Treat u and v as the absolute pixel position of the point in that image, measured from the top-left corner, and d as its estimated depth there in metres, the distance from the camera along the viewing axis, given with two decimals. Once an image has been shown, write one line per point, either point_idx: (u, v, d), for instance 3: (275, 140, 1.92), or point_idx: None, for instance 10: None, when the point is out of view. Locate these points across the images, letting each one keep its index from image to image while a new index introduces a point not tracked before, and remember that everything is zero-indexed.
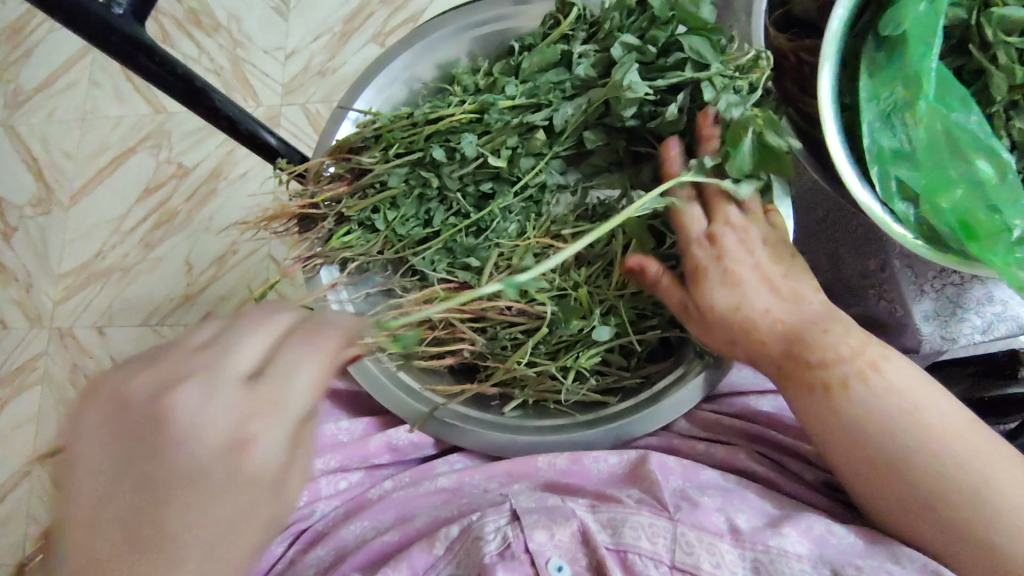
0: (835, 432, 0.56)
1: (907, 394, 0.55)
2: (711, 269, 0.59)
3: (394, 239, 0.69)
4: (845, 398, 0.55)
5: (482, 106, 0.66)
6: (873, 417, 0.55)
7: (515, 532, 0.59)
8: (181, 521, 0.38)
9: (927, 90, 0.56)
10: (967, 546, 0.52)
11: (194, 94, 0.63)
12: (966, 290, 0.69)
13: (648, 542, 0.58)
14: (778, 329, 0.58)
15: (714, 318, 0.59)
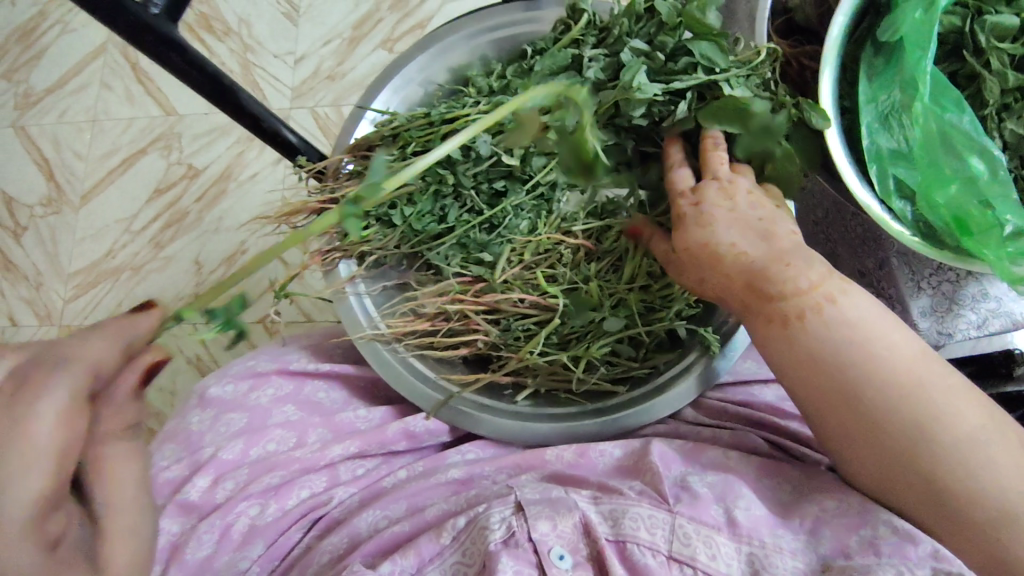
0: (799, 365, 0.57)
1: (871, 335, 0.55)
2: (690, 215, 0.58)
3: (410, 234, 0.71)
4: (809, 331, 0.56)
5: (496, 107, 0.69)
6: (828, 350, 0.55)
7: (519, 522, 0.60)
8: None
9: (923, 91, 0.58)
10: (914, 477, 0.54)
11: (221, 91, 0.66)
12: (960, 287, 0.72)
13: (647, 532, 0.59)
14: (749, 266, 0.57)
15: (690, 262, 0.59)
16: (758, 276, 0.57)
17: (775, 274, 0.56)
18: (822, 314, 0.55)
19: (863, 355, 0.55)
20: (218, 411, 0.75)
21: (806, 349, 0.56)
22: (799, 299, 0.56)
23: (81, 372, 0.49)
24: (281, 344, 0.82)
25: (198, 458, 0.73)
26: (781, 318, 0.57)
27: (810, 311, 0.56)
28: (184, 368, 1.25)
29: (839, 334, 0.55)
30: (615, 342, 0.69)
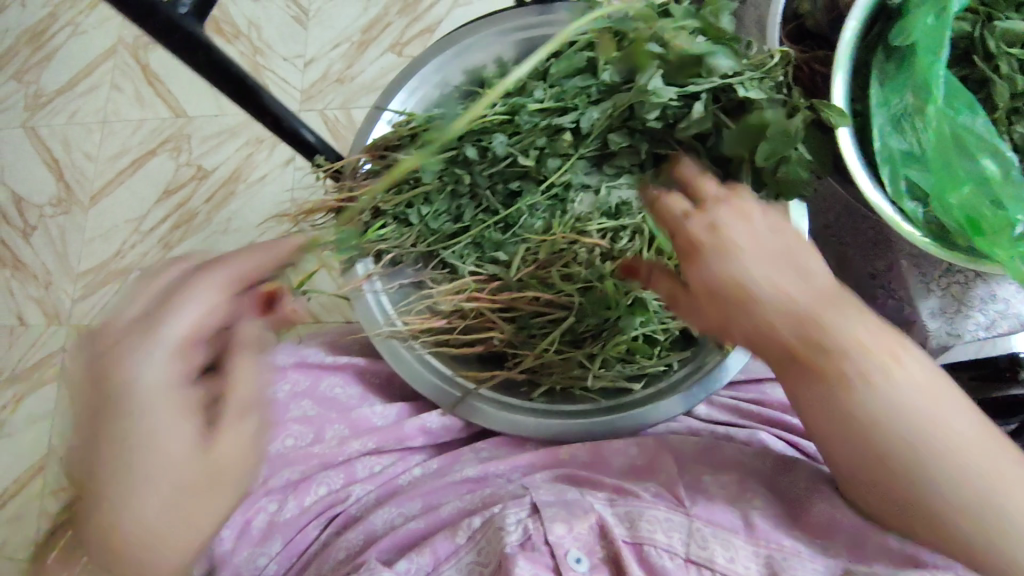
0: (833, 419, 0.52)
1: (918, 402, 0.51)
2: (710, 244, 0.48)
3: (427, 233, 0.73)
4: (853, 394, 0.51)
5: (513, 109, 0.71)
6: (878, 418, 0.51)
7: (535, 524, 0.61)
8: (138, 452, 0.48)
9: (936, 95, 0.60)
10: (940, 542, 0.52)
11: (244, 91, 0.67)
12: (971, 289, 0.73)
13: (664, 535, 0.60)
14: (791, 322, 0.49)
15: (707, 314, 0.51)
16: (802, 328, 0.49)
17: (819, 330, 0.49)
18: (867, 379, 0.51)
19: (907, 422, 0.51)
20: None
21: (846, 410, 0.51)
22: (844, 356, 0.50)
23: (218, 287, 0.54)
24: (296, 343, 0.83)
25: None
26: (825, 378, 0.51)
27: (855, 373, 0.50)
28: None
29: (884, 399, 0.51)
30: (630, 341, 0.69)
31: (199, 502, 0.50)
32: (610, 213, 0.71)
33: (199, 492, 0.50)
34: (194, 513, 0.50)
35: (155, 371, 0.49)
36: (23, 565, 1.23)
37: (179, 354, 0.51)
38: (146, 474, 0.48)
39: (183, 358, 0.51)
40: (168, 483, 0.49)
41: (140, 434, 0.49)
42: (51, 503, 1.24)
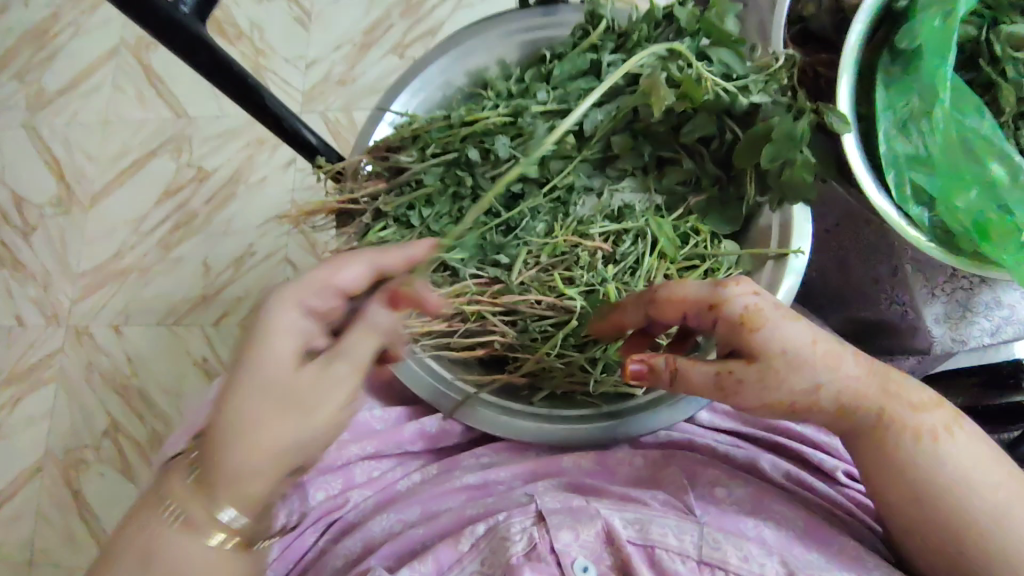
0: (890, 497, 0.59)
1: (973, 471, 0.56)
2: (754, 315, 0.56)
3: (428, 235, 0.72)
4: (905, 467, 0.57)
5: (516, 111, 0.70)
6: (920, 471, 0.57)
7: (541, 532, 0.61)
8: (270, 380, 0.52)
9: (943, 97, 0.60)
10: None
11: (245, 90, 0.67)
12: (974, 294, 0.72)
13: (674, 537, 0.60)
14: (845, 395, 0.58)
15: (770, 378, 0.56)
16: (853, 413, 0.58)
17: (874, 406, 0.58)
18: (920, 445, 0.57)
19: (959, 492, 0.56)
20: None
21: (904, 487, 0.58)
22: (902, 421, 0.58)
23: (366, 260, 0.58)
24: None
25: None
26: (879, 453, 0.58)
27: (910, 441, 0.57)
28: (191, 370, 1.26)
29: (938, 470, 0.57)
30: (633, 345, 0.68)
31: (279, 432, 0.52)
32: (612, 215, 0.70)
33: (283, 415, 0.52)
34: (269, 442, 0.51)
35: (291, 305, 0.54)
36: (19, 566, 1.22)
37: (312, 295, 0.56)
38: (253, 391, 0.52)
39: (315, 302, 0.56)
40: (265, 403, 0.51)
41: (266, 354, 0.53)
42: (48, 505, 1.24)
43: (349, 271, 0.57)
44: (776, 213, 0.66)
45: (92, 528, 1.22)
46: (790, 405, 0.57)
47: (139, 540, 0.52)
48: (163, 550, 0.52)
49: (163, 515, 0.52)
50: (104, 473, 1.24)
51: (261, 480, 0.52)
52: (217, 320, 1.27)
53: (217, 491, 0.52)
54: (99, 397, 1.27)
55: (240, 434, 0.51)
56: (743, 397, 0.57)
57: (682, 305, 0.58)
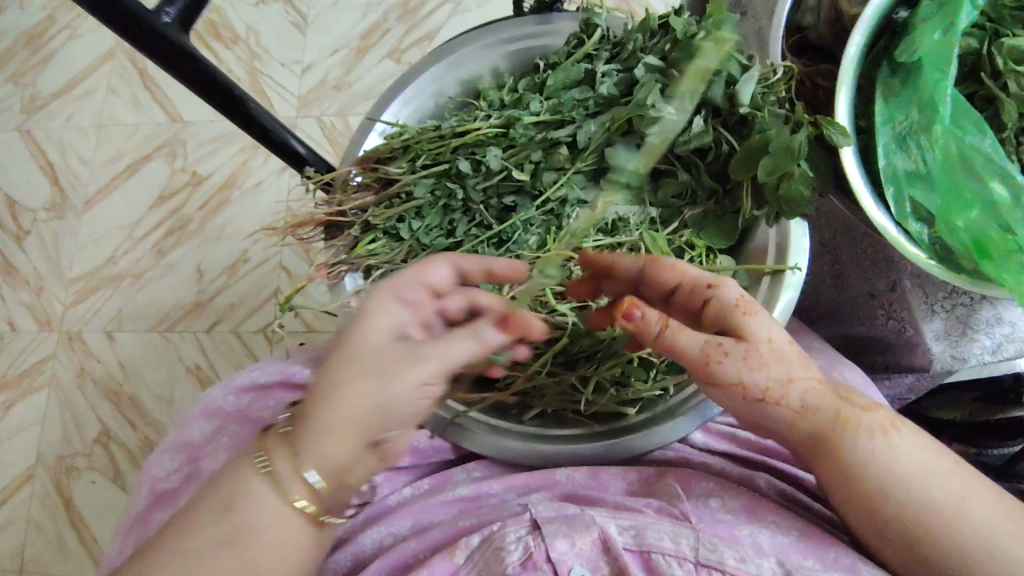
0: (849, 497, 0.58)
1: (925, 470, 0.57)
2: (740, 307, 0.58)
3: (418, 248, 0.70)
4: (855, 467, 0.57)
5: (507, 122, 0.69)
6: (887, 477, 0.57)
7: (536, 541, 0.59)
8: (354, 360, 0.52)
9: (943, 113, 0.59)
10: None
11: (231, 101, 0.65)
12: (976, 311, 0.70)
13: (671, 541, 0.58)
14: (809, 396, 0.58)
15: (754, 359, 0.57)
16: (811, 412, 0.59)
17: (830, 405, 0.59)
18: (873, 442, 0.58)
19: (915, 487, 0.56)
20: (216, 425, 0.71)
21: (862, 487, 0.57)
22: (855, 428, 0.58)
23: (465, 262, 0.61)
24: (283, 355, 0.78)
25: (193, 471, 0.69)
26: (835, 458, 0.58)
27: (864, 437, 0.58)
28: (183, 377, 1.24)
29: (892, 464, 0.57)
30: (626, 363, 0.67)
31: (365, 397, 0.51)
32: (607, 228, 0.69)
33: (371, 383, 0.51)
34: (353, 405, 0.51)
35: (393, 291, 0.57)
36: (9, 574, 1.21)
37: (407, 289, 0.57)
38: (351, 355, 0.52)
39: (413, 295, 0.58)
40: (357, 368, 0.52)
41: (359, 334, 0.53)
42: (38, 512, 1.22)
43: (439, 270, 0.60)
44: (773, 227, 0.65)
45: (82, 536, 1.20)
46: (760, 394, 0.58)
47: (230, 485, 0.52)
48: (249, 499, 0.51)
49: (257, 462, 0.52)
50: (95, 481, 1.22)
51: (339, 442, 0.51)
52: (210, 327, 1.26)
53: (304, 444, 0.51)
54: (91, 404, 1.25)
55: (324, 406, 0.51)
56: (722, 369, 0.57)
57: (682, 277, 0.60)
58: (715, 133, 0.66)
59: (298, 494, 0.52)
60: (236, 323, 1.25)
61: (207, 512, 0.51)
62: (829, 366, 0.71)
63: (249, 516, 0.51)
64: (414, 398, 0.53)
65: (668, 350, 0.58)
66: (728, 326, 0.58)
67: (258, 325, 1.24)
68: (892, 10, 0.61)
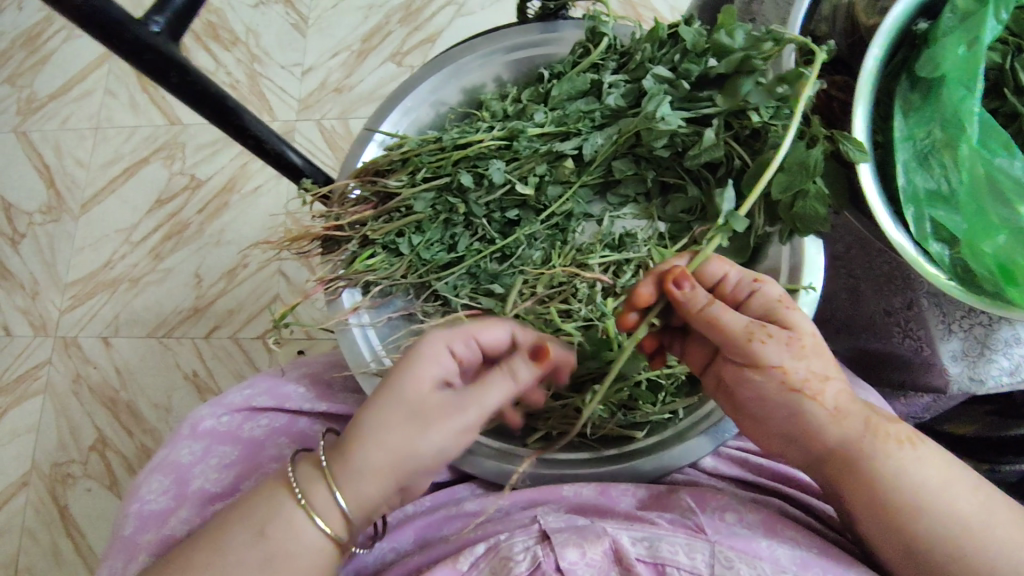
0: (876, 516, 0.55)
1: (951, 486, 0.55)
2: (784, 304, 0.56)
3: (418, 263, 0.68)
4: (881, 482, 0.55)
5: (511, 133, 0.66)
6: (915, 491, 0.54)
7: (545, 551, 0.54)
8: (399, 428, 0.53)
9: (968, 134, 0.56)
10: None
11: (224, 112, 0.64)
12: (994, 330, 0.67)
13: (687, 555, 0.54)
14: (842, 398, 0.56)
15: (798, 346, 0.54)
16: (843, 416, 0.56)
17: (861, 411, 0.56)
18: (902, 453, 0.55)
19: (944, 505, 0.54)
20: (207, 444, 0.68)
21: (891, 504, 0.55)
22: (885, 436, 0.56)
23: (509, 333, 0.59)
24: (278, 371, 0.75)
25: (183, 491, 0.66)
26: (864, 472, 0.55)
27: (893, 446, 0.55)
28: (180, 384, 1.22)
29: (921, 478, 0.55)
30: (633, 386, 0.64)
31: (403, 446, 0.53)
32: (613, 243, 0.67)
33: (409, 432, 0.53)
34: (392, 453, 0.53)
35: (448, 341, 0.56)
36: None
37: (458, 342, 0.57)
38: (396, 405, 0.53)
39: (462, 350, 0.57)
40: (400, 418, 0.53)
41: (410, 391, 0.53)
42: (32, 521, 1.20)
43: (494, 331, 0.58)
44: (786, 245, 0.62)
45: (78, 546, 1.18)
46: (799, 385, 0.55)
47: (264, 509, 0.54)
48: (283, 525, 0.53)
49: (291, 488, 0.54)
50: (90, 489, 1.19)
51: (372, 485, 0.53)
52: (208, 333, 1.23)
53: (340, 482, 0.53)
54: (87, 410, 1.23)
55: (370, 462, 0.53)
56: (766, 352, 0.54)
57: (727, 271, 0.58)
58: (727, 147, 0.63)
59: (331, 523, 0.54)
60: (234, 329, 1.23)
61: (239, 534, 0.53)
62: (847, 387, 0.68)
63: (281, 542, 0.53)
64: (450, 448, 0.54)
65: (709, 327, 0.54)
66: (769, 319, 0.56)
67: (256, 331, 1.22)
68: (911, 22, 0.59)
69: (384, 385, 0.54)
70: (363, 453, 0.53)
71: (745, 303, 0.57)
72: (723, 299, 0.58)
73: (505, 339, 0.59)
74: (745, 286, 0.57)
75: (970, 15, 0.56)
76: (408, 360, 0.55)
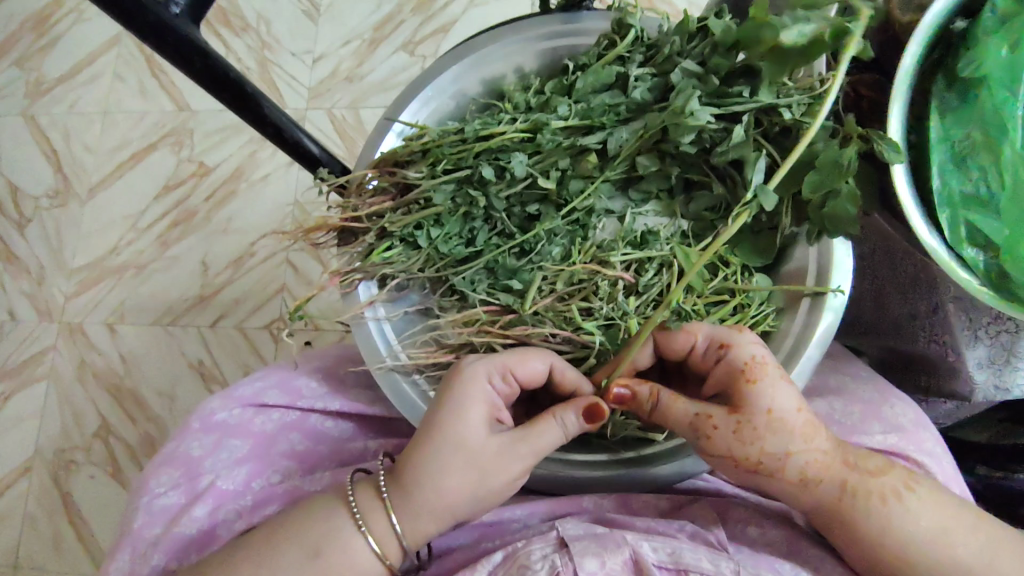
0: (863, 564, 0.55)
1: (945, 529, 0.54)
2: (742, 380, 0.55)
3: (436, 257, 0.67)
4: (862, 541, 0.54)
5: (535, 125, 0.65)
6: (904, 546, 0.53)
7: (563, 560, 0.52)
8: (451, 472, 0.55)
9: (1014, 139, 0.54)
10: None
11: (244, 98, 0.64)
12: (1019, 339, 0.65)
13: (710, 561, 0.53)
14: (812, 465, 0.55)
15: (746, 432, 0.55)
16: (814, 482, 0.55)
17: (835, 474, 0.55)
18: (886, 509, 0.54)
19: (937, 554, 0.53)
20: (217, 438, 0.67)
21: (880, 558, 0.54)
22: (858, 498, 0.54)
23: (545, 361, 0.59)
24: (290, 364, 0.73)
25: (194, 487, 0.64)
26: (846, 529, 0.55)
27: (875, 505, 0.54)
28: (186, 372, 1.21)
29: (908, 531, 0.53)
30: None
31: (462, 489, 0.55)
32: (634, 241, 0.65)
33: (466, 476, 0.55)
34: (448, 496, 0.55)
35: (487, 377, 0.57)
36: (5, 568, 1.18)
37: (497, 378, 0.58)
38: (447, 451, 0.55)
39: (500, 384, 0.58)
40: (453, 463, 0.55)
41: (455, 434, 0.55)
42: (35, 507, 1.19)
43: (531, 365, 0.59)
44: (813, 246, 0.61)
45: (81, 534, 1.17)
46: (756, 465, 0.55)
47: (320, 529, 0.56)
48: (338, 547, 0.55)
49: (351, 513, 0.56)
50: (94, 476, 1.18)
51: (434, 521, 0.56)
52: (214, 321, 1.22)
53: (399, 515, 0.56)
54: (91, 397, 1.22)
55: (432, 506, 0.55)
56: (715, 441, 0.55)
57: (693, 340, 0.59)
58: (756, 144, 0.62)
59: (386, 549, 0.56)
60: (241, 319, 1.21)
61: (284, 551, 0.55)
62: (879, 398, 0.66)
63: (335, 563, 0.55)
64: (509, 487, 0.57)
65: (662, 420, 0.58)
66: (731, 392, 0.56)
67: (263, 321, 1.21)
68: (948, 21, 0.57)
69: (431, 430, 0.56)
70: (423, 499, 0.55)
71: (719, 377, 0.57)
72: (700, 359, 0.59)
73: (541, 371, 0.59)
74: (722, 362, 0.57)
75: (1011, 17, 0.55)
76: (452, 404, 0.56)
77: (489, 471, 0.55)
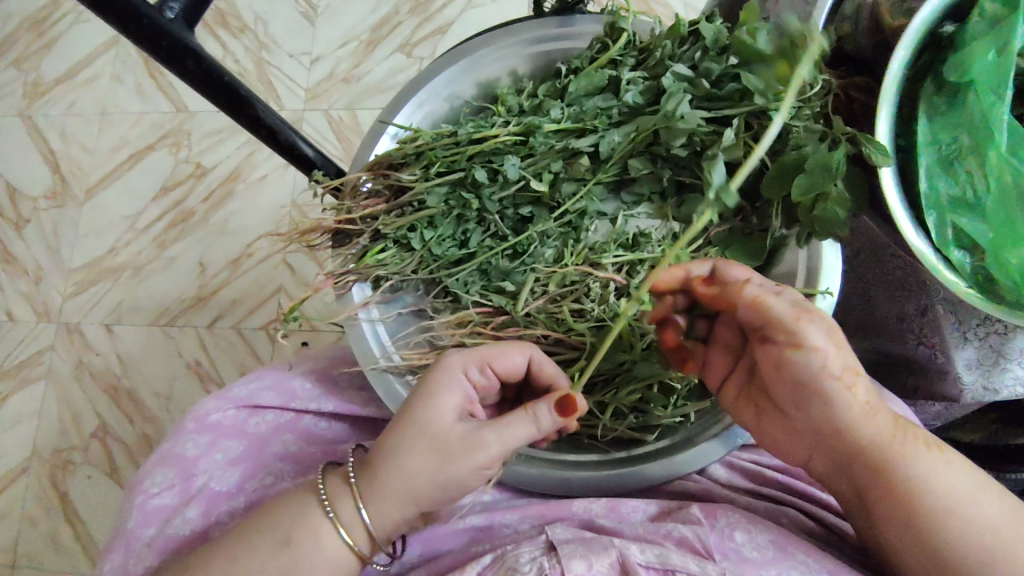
0: (907, 518, 0.53)
1: (980, 489, 0.53)
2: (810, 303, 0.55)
3: (429, 259, 0.68)
4: (912, 481, 0.53)
5: (527, 128, 0.65)
6: (946, 490, 0.52)
7: (551, 562, 0.53)
8: (413, 451, 0.55)
9: (997, 141, 0.56)
10: None
11: (237, 101, 0.64)
12: (1009, 339, 0.65)
13: (697, 563, 0.53)
14: (873, 395, 0.54)
15: (840, 337, 0.53)
16: (875, 413, 0.54)
17: (889, 413, 0.54)
18: (932, 453, 0.53)
19: (971, 511, 0.52)
20: (211, 438, 0.67)
21: (925, 504, 0.52)
22: (911, 436, 0.54)
23: (523, 354, 0.60)
24: (284, 365, 0.74)
25: (187, 488, 0.65)
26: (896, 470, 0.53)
27: (921, 447, 0.53)
28: (184, 372, 1.21)
29: (950, 480, 0.53)
30: (646, 389, 0.63)
31: (423, 474, 0.55)
32: (626, 243, 0.65)
33: (429, 460, 0.55)
34: (410, 480, 0.55)
35: (463, 367, 0.58)
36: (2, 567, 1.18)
37: (474, 369, 0.59)
38: (415, 433, 0.56)
39: (477, 376, 0.60)
40: (417, 445, 0.55)
41: (424, 414, 0.56)
42: (32, 507, 1.19)
43: (508, 359, 0.60)
44: (804, 248, 0.61)
45: (78, 533, 1.17)
46: (841, 376, 0.53)
47: (305, 531, 0.56)
48: (310, 538, 0.56)
49: (321, 500, 0.57)
50: (91, 475, 1.19)
51: (397, 508, 0.56)
52: (211, 322, 1.23)
53: (369, 503, 0.56)
54: (89, 397, 1.22)
55: (394, 485, 0.56)
56: (811, 339, 0.52)
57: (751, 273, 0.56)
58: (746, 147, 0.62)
59: (355, 539, 0.57)
60: (237, 320, 1.22)
61: (266, 543, 0.55)
62: None
63: (310, 557, 0.55)
64: (472, 477, 0.56)
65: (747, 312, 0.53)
66: None
67: (259, 322, 1.21)
68: (938, 24, 0.57)
69: (404, 410, 0.57)
70: (385, 480, 0.56)
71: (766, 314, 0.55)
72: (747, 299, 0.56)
73: (520, 364, 0.61)
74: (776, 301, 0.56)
75: (1000, 20, 0.55)
76: (427, 387, 0.57)
77: (454, 455, 0.55)
